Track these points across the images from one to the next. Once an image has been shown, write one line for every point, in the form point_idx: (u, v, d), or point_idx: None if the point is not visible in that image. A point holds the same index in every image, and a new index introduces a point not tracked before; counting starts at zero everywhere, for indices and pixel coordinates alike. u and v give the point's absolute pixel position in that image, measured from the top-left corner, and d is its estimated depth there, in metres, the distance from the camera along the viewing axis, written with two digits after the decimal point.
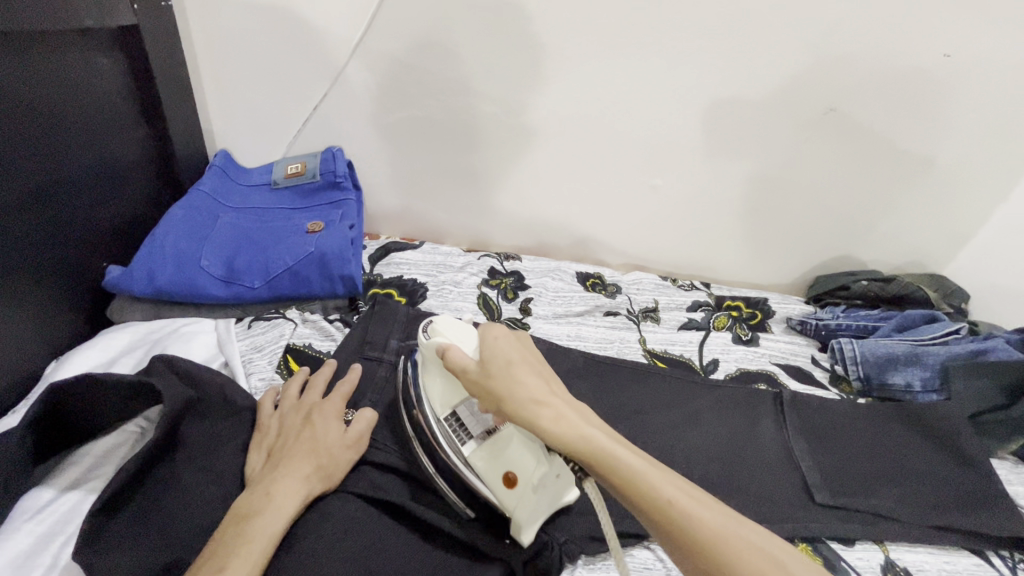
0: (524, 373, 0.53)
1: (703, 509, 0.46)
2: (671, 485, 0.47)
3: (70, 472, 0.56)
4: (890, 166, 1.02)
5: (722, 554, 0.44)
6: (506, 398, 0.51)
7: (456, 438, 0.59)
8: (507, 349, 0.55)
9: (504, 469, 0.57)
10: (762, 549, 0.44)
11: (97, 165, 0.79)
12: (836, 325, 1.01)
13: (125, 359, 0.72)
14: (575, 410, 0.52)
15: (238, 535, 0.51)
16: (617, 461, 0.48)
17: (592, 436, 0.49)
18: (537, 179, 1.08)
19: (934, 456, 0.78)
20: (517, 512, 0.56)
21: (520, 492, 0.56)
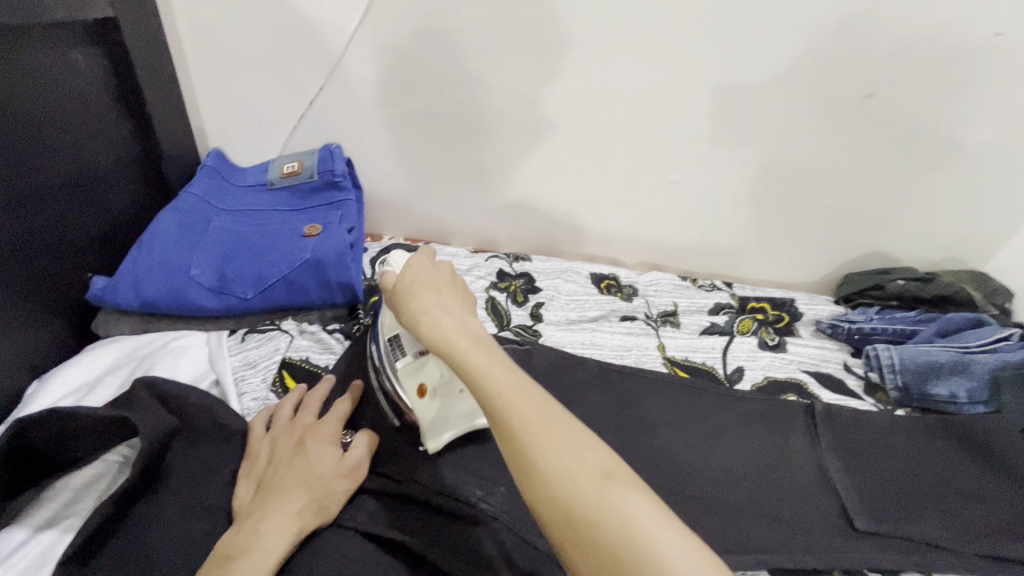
0: (423, 290, 0.52)
1: (529, 402, 0.43)
2: (509, 379, 0.45)
3: (45, 510, 0.52)
4: (931, 156, 0.94)
5: (527, 443, 0.41)
6: (401, 310, 0.52)
7: (389, 353, 0.63)
8: (420, 271, 0.54)
9: (420, 380, 0.61)
10: (571, 444, 0.41)
11: (77, 169, 0.74)
12: (871, 329, 0.93)
13: (109, 379, 0.67)
14: (456, 314, 0.50)
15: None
16: (466, 359, 0.46)
17: (455, 340, 0.47)
18: (547, 175, 1.01)
19: (986, 476, 0.72)
20: (422, 420, 0.60)
21: (428, 402, 0.61)
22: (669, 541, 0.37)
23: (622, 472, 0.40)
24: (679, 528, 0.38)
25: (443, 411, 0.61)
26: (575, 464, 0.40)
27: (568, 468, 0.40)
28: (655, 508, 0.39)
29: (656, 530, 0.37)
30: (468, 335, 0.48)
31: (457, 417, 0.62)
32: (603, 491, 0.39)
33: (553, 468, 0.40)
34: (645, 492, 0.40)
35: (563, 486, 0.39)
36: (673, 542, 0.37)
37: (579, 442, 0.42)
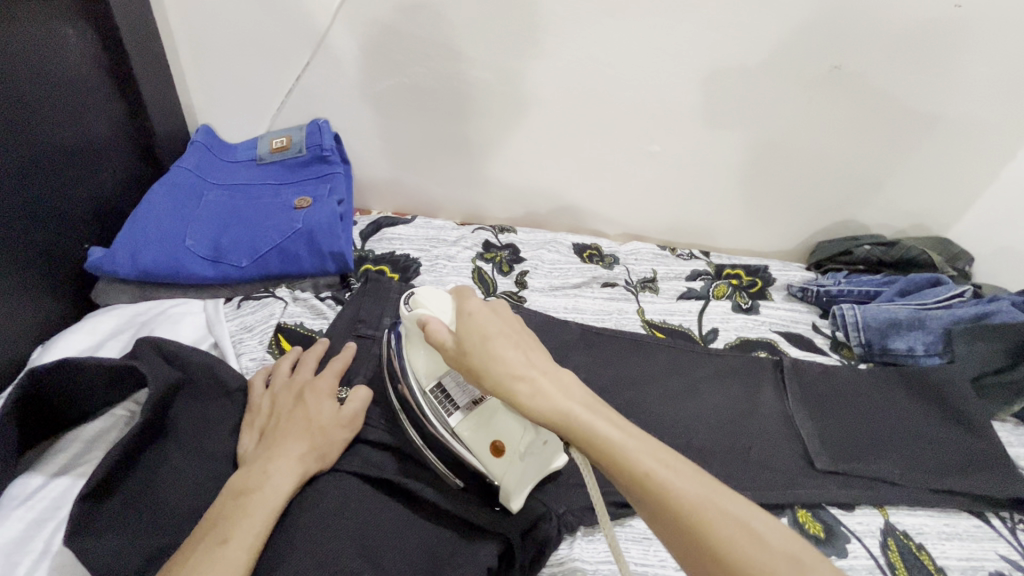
0: (504, 349, 0.52)
1: (685, 483, 0.43)
2: (652, 457, 0.45)
3: (59, 458, 0.56)
4: (896, 127, 0.99)
5: (700, 531, 0.41)
6: (486, 373, 0.51)
7: (444, 408, 0.59)
8: (485, 322, 0.54)
9: (491, 437, 0.57)
10: (747, 527, 0.40)
11: (71, 142, 0.76)
12: (838, 291, 0.99)
13: (112, 342, 0.71)
14: (550, 373, 0.51)
15: (238, 509, 0.50)
16: (595, 432, 0.46)
17: (565, 404, 0.48)
18: (531, 148, 1.04)
19: (936, 420, 0.77)
20: (505, 481, 0.55)
21: (508, 459, 0.55)
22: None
23: (788, 539, 0.40)
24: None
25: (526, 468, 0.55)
26: (761, 553, 0.39)
27: (756, 558, 0.39)
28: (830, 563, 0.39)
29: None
30: (579, 400, 0.49)
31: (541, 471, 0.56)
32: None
33: (738, 559, 0.39)
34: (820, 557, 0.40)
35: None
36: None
37: (732, 500, 0.42)
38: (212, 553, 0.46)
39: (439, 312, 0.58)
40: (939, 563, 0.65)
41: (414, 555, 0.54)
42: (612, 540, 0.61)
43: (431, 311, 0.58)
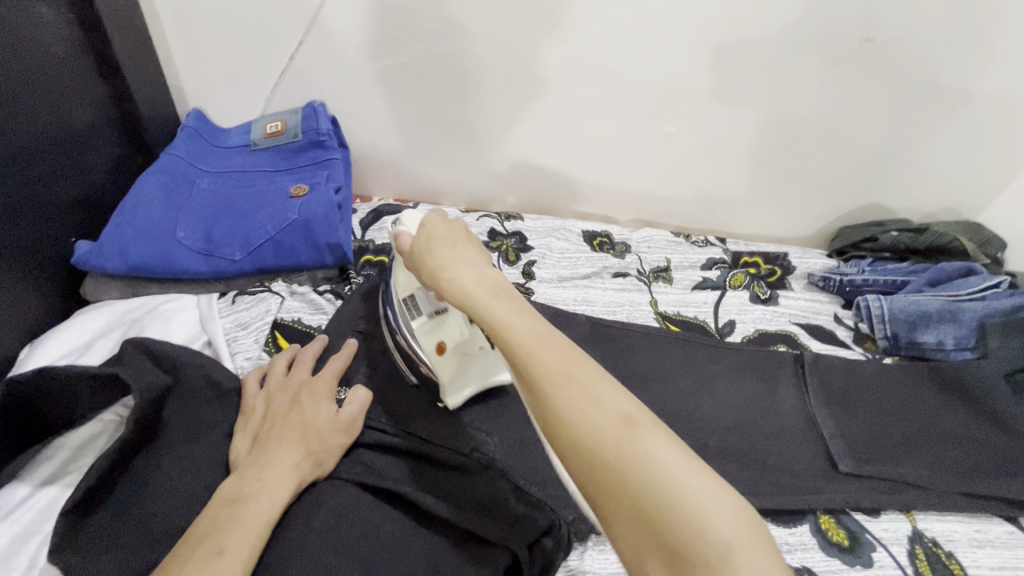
0: (441, 248, 0.54)
1: (548, 352, 0.43)
2: (529, 329, 0.45)
3: (45, 467, 0.54)
4: (928, 104, 0.92)
5: (546, 390, 0.41)
6: (422, 270, 0.54)
7: (406, 312, 0.65)
8: (433, 228, 0.56)
9: (438, 338, 0.63)
10: (589, 390, 0.41)
11: (51, 131, 0.72)
12: (862, 281, 0.94)
13: (101, 342, 0.67)
14: (474, 267, 0.52)
15: (231, 519, 0.47)
16: (488, 311, 0.47)
17: (472, 290, 0.49)
18: (538, 131, 0.99)
19: (967, 420, 0.73)
20: (442, 376, 0.62)
21: (447, 358, 0.62)
22: (693, 483, 0.36)
23: (643, 417, 0.40)
24: (710, 477, 0.37)
25: (461, 371, 0.63)
26: (596, 409, 0.40)
27: (586, 413, 0.40)
28: (660, 428, 0.40)
29: (677, 469, 0.37)
30: (487, 285, 0.50)
31: (474, 377, 0.64)
32: (625, 436, 0.39)
33: (576, 417, 0.40)
34: (667, 435, 0.39)
35: (586, 433, 0.39)
36: (694, 484, 0.36)
37: (591, 371, 0.43)
38: (204, 567, 0.43)
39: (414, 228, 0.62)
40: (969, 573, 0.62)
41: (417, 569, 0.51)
42: None
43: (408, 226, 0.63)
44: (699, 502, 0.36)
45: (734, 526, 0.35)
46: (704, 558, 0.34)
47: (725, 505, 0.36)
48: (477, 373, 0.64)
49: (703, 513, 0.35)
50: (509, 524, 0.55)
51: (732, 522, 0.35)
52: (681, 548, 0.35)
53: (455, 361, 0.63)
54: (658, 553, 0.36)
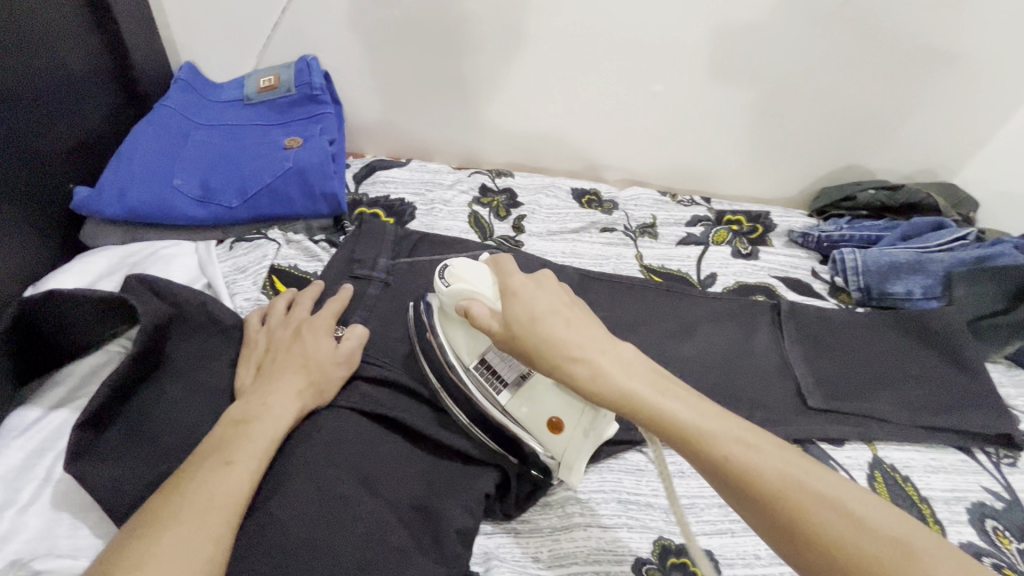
0: (556, 326, 0.47)
1: (682, 406, 0.43)
2: (646, 383, 0.45)
3: (56, 392, 0.56)
4: (910, 64, 0.94)
5: (701, 446, 0.41)
6: (539, 356, 0.47)
7: (489, 384, 0.57)
8: (531, 298, 0.50)
9: (546, 416, 0.54)
10: (739, 438, 0.41)
11: (46, 75, 0.72)
12: (839, 236, 0.97)
13: (105, 283, 0.70)
14: (609, 349, 0.47)
15: (239, 434, 0.50)
16: (604, 373, 0.45)
17: (630, 385, 0.44)
18: (529, 89, 1.00)
19: (929, 361, 0.78)
20: (566, 457, 0.53)
21: (567, 436, 0.53)
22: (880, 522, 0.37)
23: (916, 541, 0.36)
24: None
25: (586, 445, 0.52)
26: (861, 538, 0.36)
27: (848, 543, 0.36)
28: (941, 551, 0.35)
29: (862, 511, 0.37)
30: (644, 377, 0.45)
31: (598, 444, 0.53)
32: (905, 566, 0.34)
33: (745, 470, 0.40)
34: (951, 558, 0.35)
35: (855, 567, 0.35)
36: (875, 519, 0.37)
37: (830, 485, 0.39)
38: (215, 473, 0.46)
39: (477, 287, 0.54)
40: (923, 493, 0.67)
41: (412, 484, 0.55)
42: (605, 471, 0.62)
43: (468, 285, 0.55)
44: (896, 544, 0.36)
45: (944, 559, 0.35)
46: None
47: (922, 539, 0.36)
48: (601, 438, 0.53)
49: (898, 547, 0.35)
50: (500, 448, 0.57)
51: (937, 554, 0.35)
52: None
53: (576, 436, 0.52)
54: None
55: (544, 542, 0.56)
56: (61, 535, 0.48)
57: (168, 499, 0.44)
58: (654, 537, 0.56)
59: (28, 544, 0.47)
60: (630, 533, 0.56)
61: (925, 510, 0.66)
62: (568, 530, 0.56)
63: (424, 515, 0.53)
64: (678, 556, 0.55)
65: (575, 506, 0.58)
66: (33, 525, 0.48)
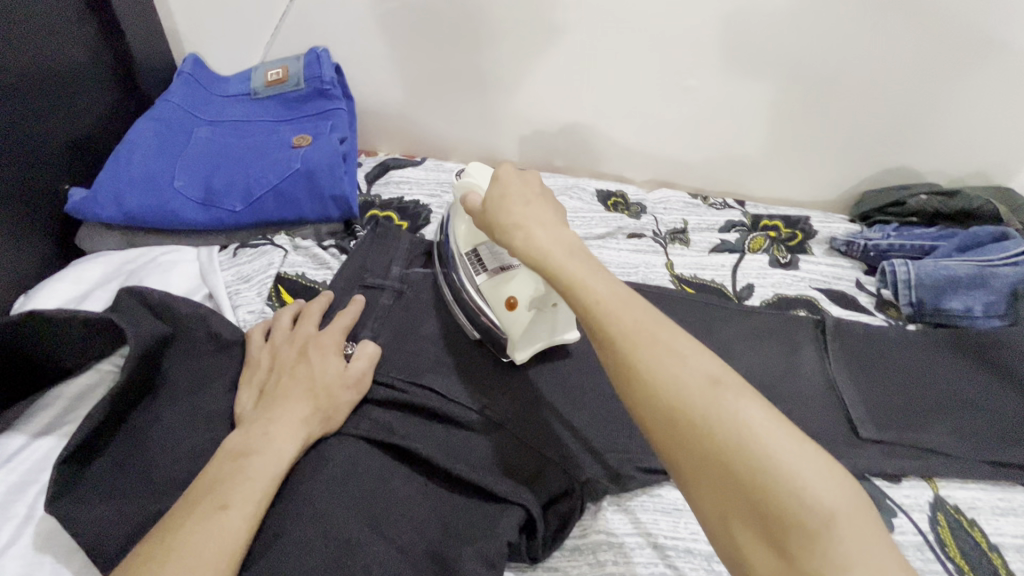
0: (514, 203, 0.51)
1: (627, 313, 0.42)
2: (564, 250, 0.47)
3: (42, 417, 0.52)
4: (969, 57, 0.86)
5: (628, 350, 0.41)
6: (493, 225, 0.52)
7: (472, 268, 0.64)
8: (508, 184, 0.54)
9: (506, 294, 0.60)
10: (674, 350, 0.40)
11: (37, 68, 0.67)
12: (888, 245, 0.90)
13: (100, 292, 0.65)
14: (548, 226, 0.49)
15: (238, 473, 0.45)
16: (563, 268, 0.46)
17: (548, 247, 0.47)
18: (551, 82, 0.94)
19: (995, 388, 0.70)
20: (512, 332, 0.59)
21: (517, 314, 0.58)
22: (787, 450, 0.35)
23: (733, 381, 0.39)
24: (795, 437, 0.36)
25: (532, 325, 0.59)
26: (682, 370, 0.39)
27: (671, 374, 0.39)
28: (751, 392, 0.38)
29: (778, 440, 0.36)
30: (563, 245, 0.48)
31: (544, 331, 0.60)
32: (713, 397, 0.38)
33: (669, 383, 0.39)
34: (759, 401, 0.38)
35: (668, 392, 0.39)
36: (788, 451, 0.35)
37: (677, 334, 0.42)
38: (209, 520, 0.41)
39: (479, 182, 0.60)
40: (992, 540, 0.60)
41: (427, 527, 0.49)
42: (640, 513, 0.56)
43: (473, 180, 0.60)
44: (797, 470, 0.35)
45: (842, 501, 0.34)
46: (800, 519, 0.33)
47: (829, 476, 0.35)
48: (547, 326, 0.60)
49: (800, 476, 0.34)
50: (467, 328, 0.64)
51: (839, 494, 0.34)
52: (778, 511, 0.34)
53: (526, 315, 0.58)
54: (749, 516, 0.35)
55: None
56: None
57: (156, 552, 0.39)
58: None
59: None
60: None
61: (997, 559, 0.59)
62: None
63: (439, 564, 0.47)
64: None
65: (608, 553, 0.53)
66: (10, 571, 0.44)
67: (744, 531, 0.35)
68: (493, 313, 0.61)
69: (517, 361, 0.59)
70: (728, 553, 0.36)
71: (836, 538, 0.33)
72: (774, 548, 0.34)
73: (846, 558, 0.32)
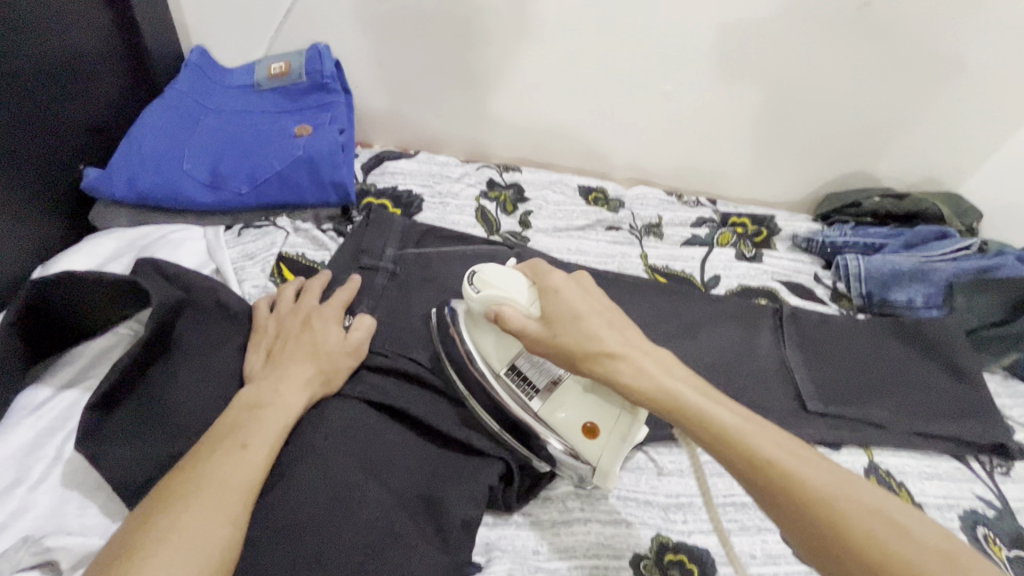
0: (597, 324, 0.52)
1: (804, 465, 0.44)
2: (689, 387, 0.49)
3: (65, 373, 0.57)
4: (920, 72, 0.95)
5: (836, 519, 0.41)
6: (583, 352, 0.51)
7: (522, 393, 0.57)
8: (572, 300, 0.54)
9: (583, 420, 0.55)
10: (874, 509, 0.41)
11: (58, 55, 0.72)
12: (843, 242, 0.98)
13: (114, 265, 0.70)
14: (656, 356, 0.52)
15: (252, 420, 0.51)
16: (709, 414, 0.47)
17: (674, 386, 0.49)
18: (539, 84, 1.00)
19: (928, 369, 0.78)
20: (601, 462, 0.54)
21: (602, 441, 0.54)
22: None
23: (953, 547, 0.39)
24: None
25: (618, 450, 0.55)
26: (905, 545, 0.39)
27: (890, 545, 0.39)
28: (978, 559, 0.39)
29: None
30: (689, 383, 0.50)
31: None
32: (952, 571, 0.38)
33: (879, 545, 0.39)
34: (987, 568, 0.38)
35: (896, 569, 0.38)
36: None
37: (866, 494, 0.42)
38: (233, 454, 0.47)
39: (509, 292, 0.56)
40: (916, 500, 0.68)
41: (416, 474, 0.55)
42: None
43: (500, 292, 0.56)
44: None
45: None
46: None
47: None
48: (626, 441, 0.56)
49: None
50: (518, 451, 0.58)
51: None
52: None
53: (612, 440, 0.54)
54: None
55: (546, 535, 0.57)
56: (70, 514, 0.48)
57: (186, 481, 0.44)
58: (652, 534, 0.57)
59: (38, 521, 0.48)
60: (629, 530, 0.57)
61: None
62: (568, 525, 0.57)
63: (428, 504, 0.53)
64: (676, 553, 0.56)
65: (576, 501, 0.59)
66: (42, 503, 0.49)
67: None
68: (566, 443, 0.56)
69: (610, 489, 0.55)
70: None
71: None
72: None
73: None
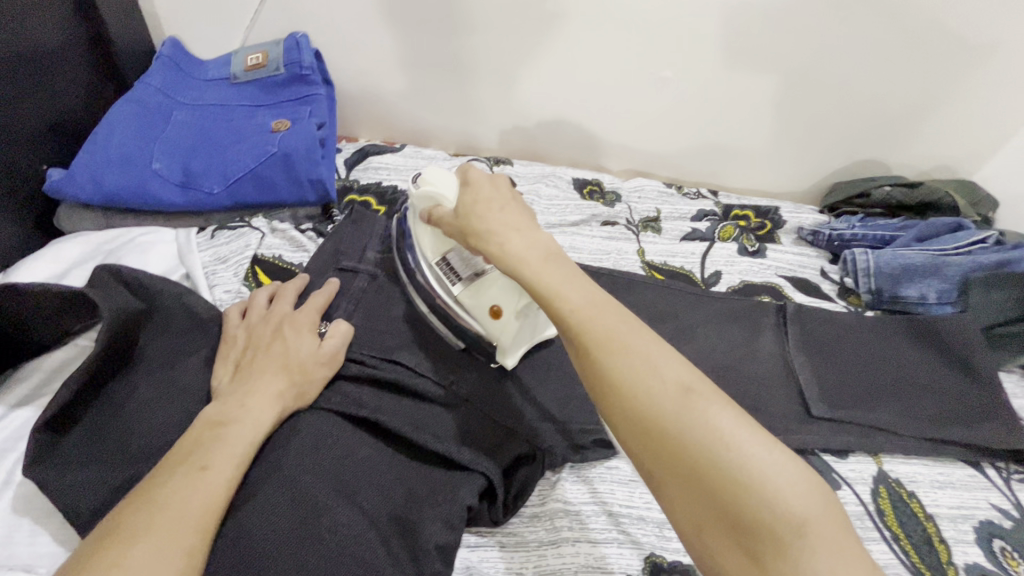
0: (492, 211, 0.51)
1: (600, 317, 0.42)
2: (536, 252, 0.47)
3: (18, 390, 0.55)
4: (938, 54, 0.89)
5: (603, 361, 0.40)
6: (471, 231, 0.51)
7: (445, 278, 0.62)
8: (479, 189, 0.54)
9: (488, 304, 0.60)
10: (644, 357, 0.40)
11: (19, 52, 0.68)
12: (851, 235, 0.93)
13: (77, 271, 0.66)
14: (525, 229, 0.49)
15: (215, 439, 0.47)
16: (538, 278, 0.45)
17: (524, 253, 0.47)
18: (531, 73, 0.95)
19: (942, 370, 0.74)
20: (502, 340, 0.60)
21: (504, 321, 0.59)
22: (763, 457, 0.35)
23: (707, 390, 0.39)
24: (773, 447, 0.36)
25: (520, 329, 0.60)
26: (652, 380, 0.39)
27: (644, 386, 0.39)
28: (719, 394, 0.38)
29: (755, 450, 0.36)
30: (539, 249, 0.47)
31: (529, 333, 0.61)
32: (686, 407, 0.37)
33: (649, 397, 0.38)
34: (730, 405, 0.38)
35: (647, 407, 0.38)
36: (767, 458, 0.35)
37: (642, 336, 0.41)
38: (189, 480, 0.43)
39: (442, 190, 0.58)
40: (928, 511, 0.64)
41: (393, 492, 0.52)
42: (597, 482, 0.59)
43: (435, 189, 0.59)
44: (771, 472, 0.35)
45: (816, 509, 0.34)
46: (778, 538, 0.33)
47: (805, 483, 0.35)
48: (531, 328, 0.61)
49: (769, 482, 0.34)
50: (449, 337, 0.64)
51: (809, 499, 0.34)
52: (751, 522, 0.34)
53: (514, 321, 0.59)
54: (722, 526, 0.35)
55: (530, 558, 0.53)
56: (19, 543, 0.47)
57: (140, 505, 0.41)
58: (645, 553, 0.54)
59: None
60: (620, 550, 0.54)
61: (930, 528, 0.63)
62: (555, 546, 0.54)
63: (402, 527, 0.50)
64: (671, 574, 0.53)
65: (564, 519, 0.56)
66: None
67: (722, 547, 0.35)
68: (479, 323, 0.61)
69: (510, 367, 0.61)
70: (710, 568, 0.36)
71: (810, 548, 0.33)
72: (751, 560, 0.34)
73: (817, 564, 0.32)
